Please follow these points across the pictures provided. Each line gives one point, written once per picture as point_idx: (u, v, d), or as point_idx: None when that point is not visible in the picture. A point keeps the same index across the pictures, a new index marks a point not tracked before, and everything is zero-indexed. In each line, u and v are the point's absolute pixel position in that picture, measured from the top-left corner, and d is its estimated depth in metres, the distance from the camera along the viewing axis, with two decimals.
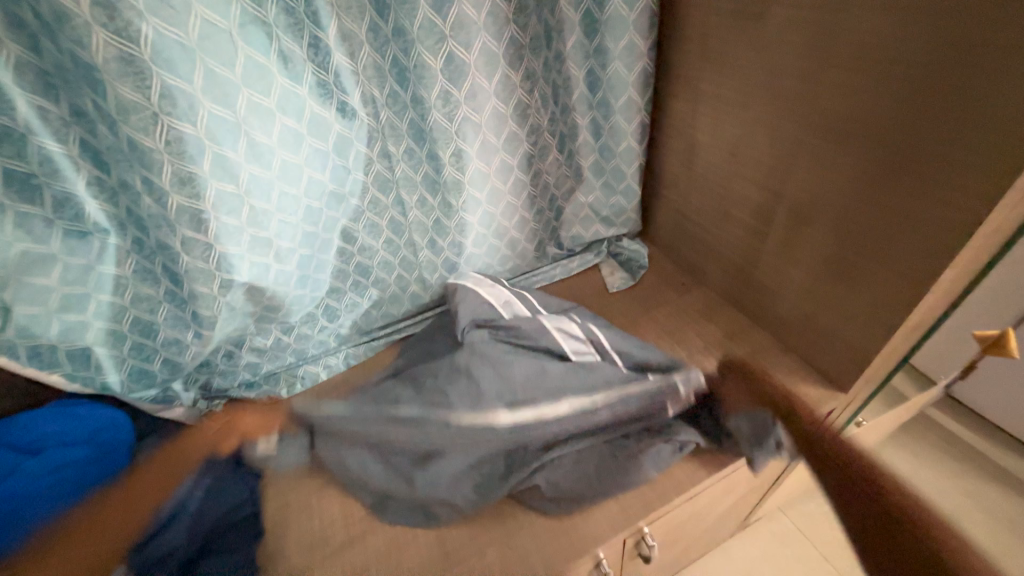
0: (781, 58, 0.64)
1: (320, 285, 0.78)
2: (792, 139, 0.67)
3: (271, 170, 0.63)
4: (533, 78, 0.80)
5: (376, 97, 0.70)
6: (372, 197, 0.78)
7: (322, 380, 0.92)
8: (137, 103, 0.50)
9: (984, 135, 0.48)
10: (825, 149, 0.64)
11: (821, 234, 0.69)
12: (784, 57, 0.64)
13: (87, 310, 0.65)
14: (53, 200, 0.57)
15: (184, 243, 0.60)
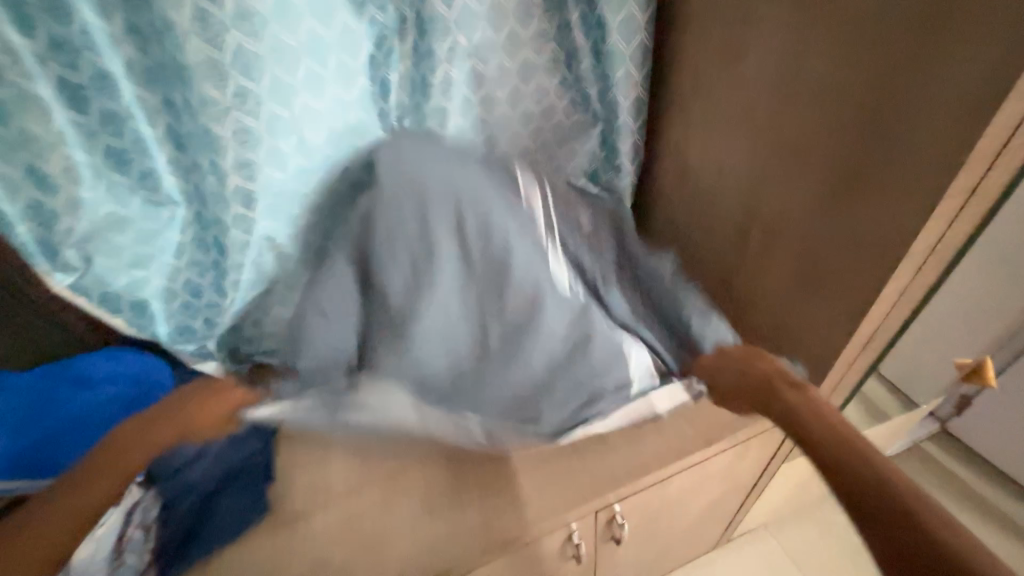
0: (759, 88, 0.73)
1: None
2: (766, 163, 0.75)
3: (316, 160, 0.77)
4: (543, 93, 0.87)
5: (405, 105, 0.82)
6: None
7: None
8: (217, 99, 0.62)
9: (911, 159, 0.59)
10: (790, 172, 0.72)
11: (786, 251, 0.77)
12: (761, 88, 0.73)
13: (152, 268, 0.75)
14: (139, 173, 0.68)
15: (236, 219, 0.73)
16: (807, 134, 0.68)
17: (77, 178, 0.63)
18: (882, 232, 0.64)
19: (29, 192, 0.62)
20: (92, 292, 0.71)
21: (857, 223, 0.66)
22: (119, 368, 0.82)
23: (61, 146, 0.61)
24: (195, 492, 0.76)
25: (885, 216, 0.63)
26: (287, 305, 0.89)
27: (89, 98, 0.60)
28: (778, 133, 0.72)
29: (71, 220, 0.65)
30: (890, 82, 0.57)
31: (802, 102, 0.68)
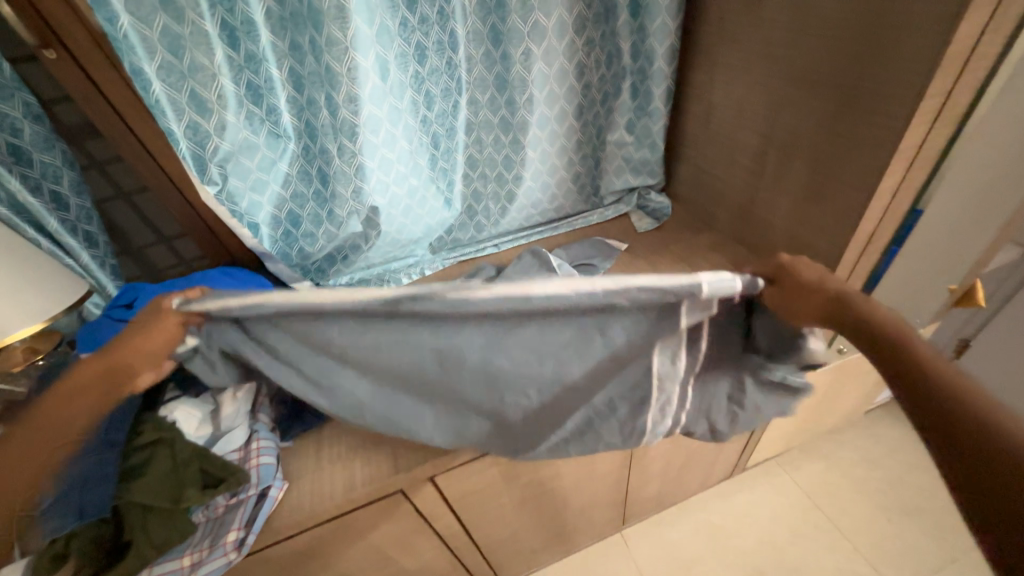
0: (774, 34, 0.88)
1: (421, 196, 1.06)
2: (782, 93, 0.90)
3: (403, 102, 0.91)
4: (591, 44, 1.03)
5: (473, 55, 0.96)
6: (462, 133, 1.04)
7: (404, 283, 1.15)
8: (339, 40, 0.76)
9: (897, 84, 0.73)
10: (801, 98, 0.87)
11: (796, 168, 0.94)
12: (777, 34, 0.88)
13: (265, 194, 0.91)
14: (268, 107, 0.83)
15: (341, 150, 0.89)
16: (817, 62, 0.83)
17: (226, 105, 0.77)
18: (875, 138, 0.79)
19: (190, 114, 0.76)
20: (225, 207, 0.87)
21: (855, 133, 0.81)
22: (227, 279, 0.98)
23: (218, 76, 0.75)
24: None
25: (873, 132, 0.79)
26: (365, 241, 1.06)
27: (240, 38, 0.76)
28: (790, 65, 0.87)
29: (216, 140, 0.80)
30: (878, 19, 0.72)
31: (810, 37, 0.82)
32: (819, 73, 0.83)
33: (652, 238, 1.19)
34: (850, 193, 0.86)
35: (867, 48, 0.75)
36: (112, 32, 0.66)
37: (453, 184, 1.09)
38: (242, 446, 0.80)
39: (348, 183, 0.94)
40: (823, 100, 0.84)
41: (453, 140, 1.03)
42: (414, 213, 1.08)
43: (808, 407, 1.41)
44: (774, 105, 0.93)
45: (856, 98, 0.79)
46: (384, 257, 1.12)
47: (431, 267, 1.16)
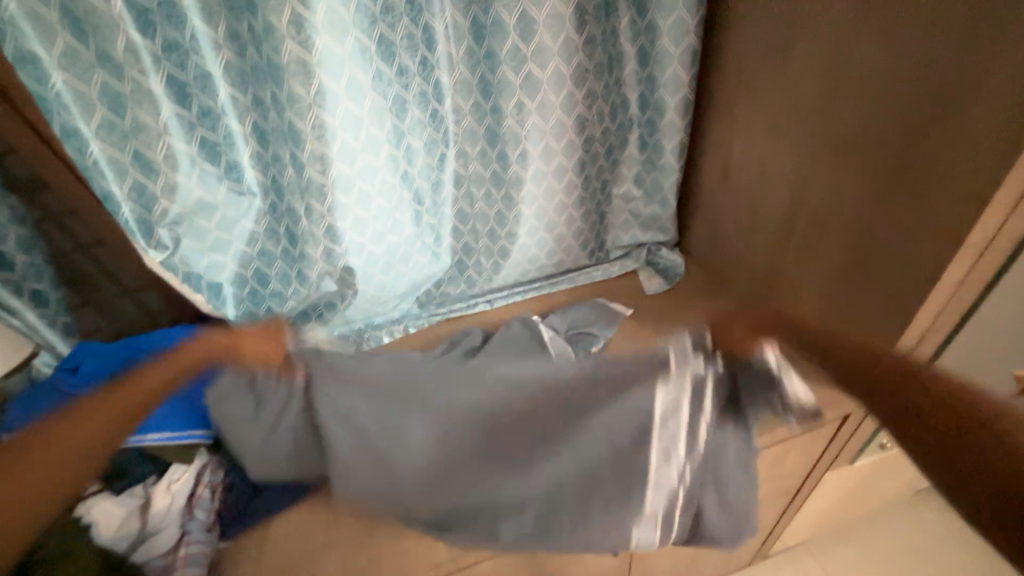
0: (802, 87, 0.76)
1: (405, 254, 0.95)
2: (816, 155, 0.77)
3: (380, 158, 0.82)
4: (594, 96, 0.93)
5: (462, 106, 0.87)
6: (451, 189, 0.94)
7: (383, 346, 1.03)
8: (301, 96, 0.69)
9: (966, 145, 0.60)
10: (838, 163, 0.74)
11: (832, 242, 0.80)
12: (806, 87, 0.76)
13: (227, 253, 0.82)
14: (227, 165, 0.76)
15: (308, 209, 0.79)
16: (855, 125, 0.70)
17: (176, 165, 0.71)
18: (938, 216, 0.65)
19: (134, 174, 0.70)
20: (177, 270, 0.78)
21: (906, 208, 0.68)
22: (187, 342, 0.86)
23: (165, 136, 0.69)
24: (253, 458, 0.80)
25: (941, 200, 0.64)
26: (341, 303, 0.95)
27: (191, 94, 0.69)
28: (822, 126, 0.75)
29: (166, 202, 0.73)
30: (934, 70, 0.60)
31: (846, 96, 0.70)
32: (862, 129, 0.70)
33: (662, 304, 1.06)
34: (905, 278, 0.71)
35: (922, 105, 0.62)
36: (42, 91, 0.61)
37: (440, 239, 0.98)
38: (166, 552, 0.70)
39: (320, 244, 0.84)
40: (869, 158, 0.70)
41: (440, 195, 0.93)
42: (394, 270, 0.96)
43: (842, 497, 1.23)
44: (807, 169, 0.79)
45: (914, 158, 0.65)
46: (363, 318, 1.01)
47: (415, 326, 1.04)
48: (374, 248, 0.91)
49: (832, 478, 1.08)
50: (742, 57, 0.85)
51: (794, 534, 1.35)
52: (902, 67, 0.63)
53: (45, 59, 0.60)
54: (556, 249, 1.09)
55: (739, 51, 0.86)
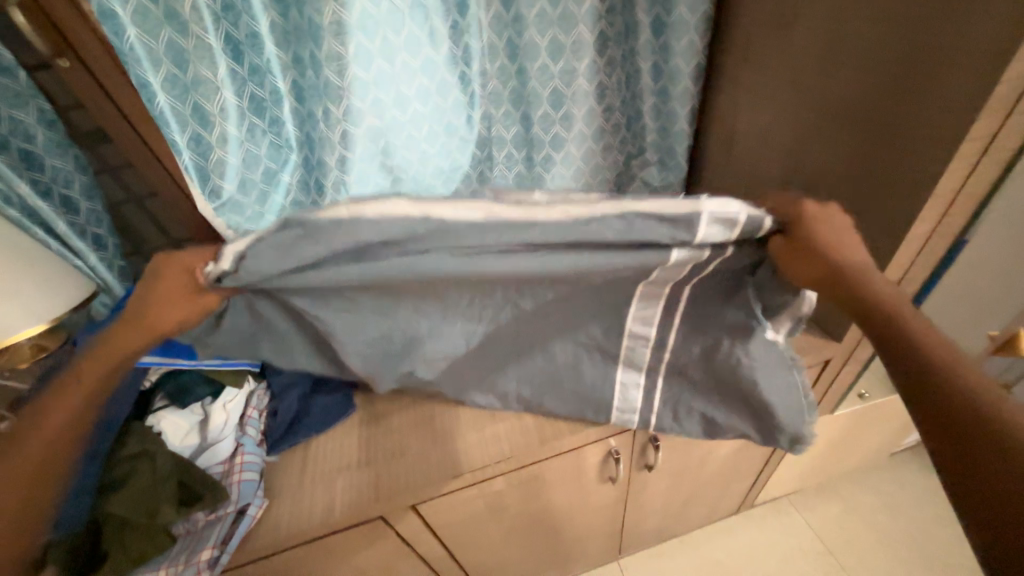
0: (804, 52, 0.82)
1: None
2: (811, 124, 0.84)
3: (405, 114, 0.89)
4: (612, 65, 0.99)
5: (488, 71, 0.93)
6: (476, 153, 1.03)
7: None
8: (339, 54, 0.76)
9: (968, 79, 0.62)
10: (836, 132, 0.80)
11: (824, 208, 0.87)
12: (807, 52, 0.81)
13: (267, 204, 0.91)
14: (271, 119, 0.84)
15: (340, 161, 0.89)
16: (849, 96, 0.77)
17: (228, 117, 0.78)
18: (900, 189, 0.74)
19: (193, 125, 0.77)
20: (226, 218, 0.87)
21: (879, 183, 0.76)
22: None
23: (219, 88, 0.75)
24: (295, 389, 0.91)
25: (940, 133, 0.67)
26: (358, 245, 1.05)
27: (245, 51, 0.76)
28: (819, 97, 0.81)
29: (220, 152, 0.80)
30: (934, 16, 0.63)
31: (847, 66, 0.76)
32: (862, 77, 0.74)
33: None
34: (880, 233, 0.79)
35: (921, 46, 0.65)
36: (119, 44, 0.67)
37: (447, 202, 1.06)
38: (225, 460, 0.80)
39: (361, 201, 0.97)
40: (872, 105, 0.74)
41: (464, 154, 1.00)
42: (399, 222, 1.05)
43: (827, 449, 1.33)
44: (806, 136, 0.86)
45: (918, 99, 0.68)
46: None
47: None
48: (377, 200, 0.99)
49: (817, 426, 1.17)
50: (752, 28, 0.90)
51: (779, 483, 1.47)
52: (900, 21, 0.67)
53: (122, 14, 0.66)
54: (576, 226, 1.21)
55: (748, 22, 0.91)
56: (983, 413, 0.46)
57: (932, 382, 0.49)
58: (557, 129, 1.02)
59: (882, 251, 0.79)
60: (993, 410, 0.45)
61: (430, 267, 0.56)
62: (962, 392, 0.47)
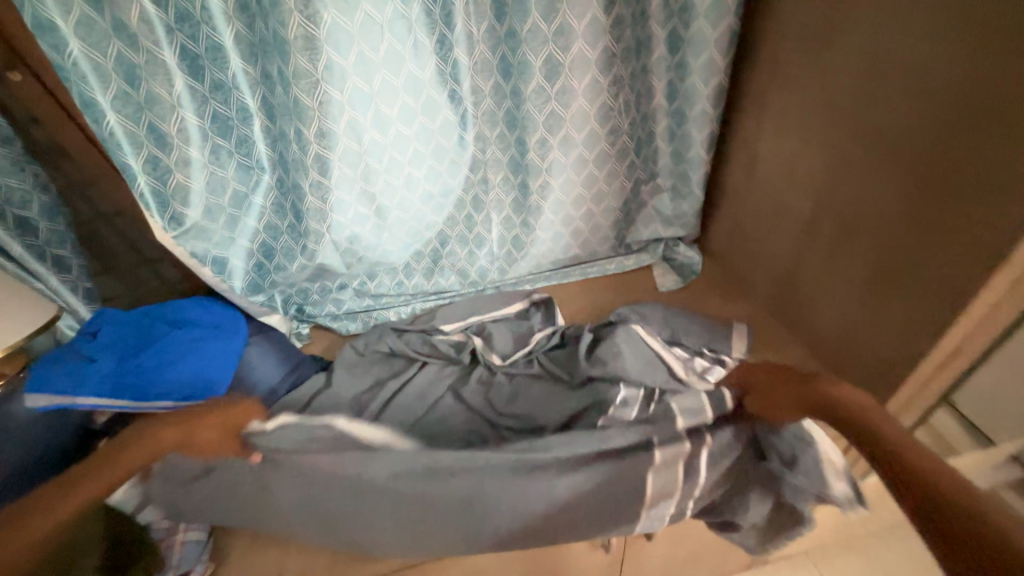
0: (839, 75, 0.70)
1: (415, 235, 0.98)
2: (846, 159, 0.72)
3: (387, 137, 0.81)
4: (619, 84, 0.88)
5: (481, 89, 0.84)
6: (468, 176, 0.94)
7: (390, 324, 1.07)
8: (308, 71, 0.69)
9: None
10: (877, 170, 0.68)
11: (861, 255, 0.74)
12: (843, 75, 0.70)
13: (237, 230, 0.84)
14: (238, 139, 0.77)
15: (313, 185, 0.81)
16: (892, 129, 0.65)
17: (188, 139, 0.71)
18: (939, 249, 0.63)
19: (149, 148, 0.70)
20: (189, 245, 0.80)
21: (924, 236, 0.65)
22: (203, 315, 0.91)
23: (178, 109, 0.69)
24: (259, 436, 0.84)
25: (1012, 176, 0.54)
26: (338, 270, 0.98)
27: (202, 65, 0.68)
28: (856, 130, 0.70)
29: (180, 176, 0.73)
30: (999, 36, 0.52)
31: (894, 95, 0.63)
32: (909, 107, 0.62)
33: (678, 302, 1.03)
34: (930, 292, 0.65)
35: (986, 72, 0.54)
36: (59, 60, 0.61)
37: (434, 227, 0.98)
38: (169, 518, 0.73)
39: (341, 228, 0.89)
40: (922, 142, 0.62)
41: (454, 177, 0.92)
42: (382, 250, 0.97)
43: None
44: (841, 173, 0.74)
45: (978, 135, 0.56)
46: (371, 297, 1.07)
47: (423, 306, 1.09)
48: (358, 228, 0.91)
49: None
50: (778, 46, 0.79)
51: None
52: (959, 43, 0.55)
53: (64, 28, 0.60)
54: (578, 254, 1.11)
55: (778, 38, 0.79)
56: (921, 477, 0.48)
57: (896, 467, 0.50)
58: (554, 157, 0.93)
59: (934, 313, 0.66)
60: (924, 472, 0.48)
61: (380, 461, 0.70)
62: (949, 483, 0.47)
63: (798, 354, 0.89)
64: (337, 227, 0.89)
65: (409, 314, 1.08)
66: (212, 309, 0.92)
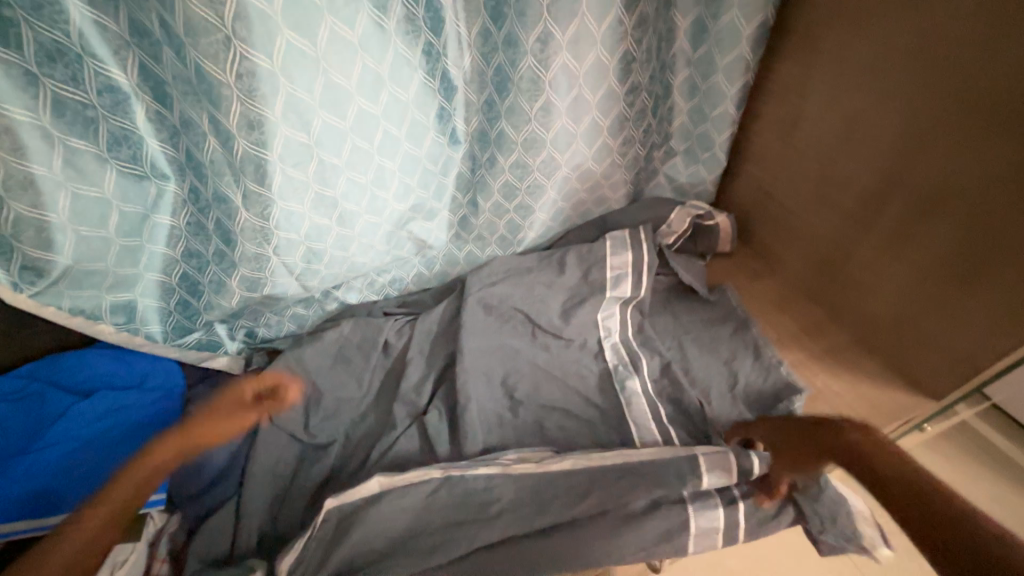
0: (928, 24, 0.59)
1: (401, 243, 0.79)
2: (920, 123, 0.63)
3: (345, 120, 0.58)
4: (644, 25, 0.69)
5: (464, 36, 0.62)
6: (470, 152, 0.74)
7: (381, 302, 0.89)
8: (208, 25, 0.46)
9: None
10: (961, 128, 0.60)
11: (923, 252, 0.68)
12: (935, 28, 0.59)
13: (140, 263, 0.64)
14: (110, 137, 0.53)
15: (246, 199, 0.59)
16: (974, 91, 0.57)
17: (22, 149, 0.50)
18: (1017, 231, 0.58)
19: None
20: (61, 301, 0.63)
21: (1006, 243, 0.59)
22: (121, 372, 0.72)
23: None
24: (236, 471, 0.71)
25: None
26: (308, 277, 0.73)
27: (15, 20, 0.44)
28: (991, 69, 0.55)
29: (12, 203, 0.52)
30: None
31: (989, 65, 0.55)
32: (993, 78, 0.55)
33: (718, 266, 0.94)
34: (1004, 275, 0.61)
35: None
36: None
37: (436, 214, 0.79)
38: None
39: (295, 244, 0.68)
40: (998, 126, 0.56)
41: (438, 166, 0.72)
42: (351, 263, 0.76)
43: None
44: (930, 133, 0.63)
45: None
46: (340, 299, 0.85)
47: (399, 287, 0.90)
48: (318, 244, 0.70)
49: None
50: None
51: None
52: None
53: None
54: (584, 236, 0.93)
55: None
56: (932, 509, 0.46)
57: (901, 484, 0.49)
58: (559, 124, 0.72)
59: (1006, 312, 0.62)
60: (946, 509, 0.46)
61: (335, 377, 0.78)
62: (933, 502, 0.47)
63: (840, 341, 0.82)
64: (285, 242, 0.67)
65: (410, 280, 0.89)
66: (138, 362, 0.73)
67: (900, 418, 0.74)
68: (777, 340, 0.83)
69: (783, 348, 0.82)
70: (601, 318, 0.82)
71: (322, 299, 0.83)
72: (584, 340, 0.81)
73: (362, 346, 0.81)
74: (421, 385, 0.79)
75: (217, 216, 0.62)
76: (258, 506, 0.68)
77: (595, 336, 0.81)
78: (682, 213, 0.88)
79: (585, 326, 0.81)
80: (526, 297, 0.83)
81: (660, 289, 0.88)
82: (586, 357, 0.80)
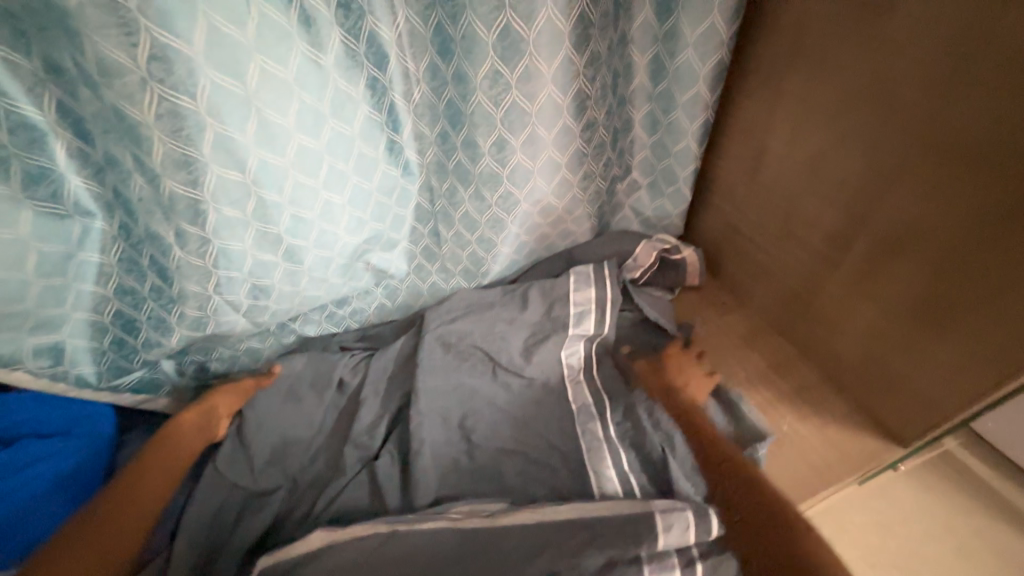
0: (885, 67, 0.59)
1: (359, 276, 0.76)
2: (882, 164, 0.62)
3: (285, 156, 0.56)
4: (597, 63, 0.68)
5: (410, 71, 0.61)
6: (427, 183, 0.72)
7: (340, 334, 0.86)
8: (123, 66, 0.44)
9: None
10: (922, 171, 0.59)
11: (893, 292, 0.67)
12: (892, 71, 0.58)
13: (66, 302, 0.60)
14: (27, 175, 0.50)
15: (179, 237, 0.56)
16: (934, 134, 0.56)
17: None
18: (984, 275, 0.56)
19: None
20: None
21: (973, 287, 0.58)
22: (49, 417, 0.67)
23: None
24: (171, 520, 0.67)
25: None
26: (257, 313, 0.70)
27: None
28: (950, 114, 0.54)
29: None
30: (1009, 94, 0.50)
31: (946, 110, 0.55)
32: (952, 122, 0.54)
33: (686, 299, 0.92)
34: (974, 320, 0.59)
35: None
36: None
37: (395, 245, 0.76)
38: None
39: (238, 282, 0.64)
40: (959, 170, 0.55)
41: (392, 198, 0.70)
42: (303, 297, 0.73)
43: None
44: (894, 175, 0.61)
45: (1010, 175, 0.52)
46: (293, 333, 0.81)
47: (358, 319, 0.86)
48: (265, 280, 0.66)
49: (872, 537, 0.85)
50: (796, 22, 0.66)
51: None
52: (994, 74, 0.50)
53: None
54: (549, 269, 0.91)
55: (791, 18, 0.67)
56: None
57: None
58: (516, 159, 0.71)
59: (977, 357, 0.60)
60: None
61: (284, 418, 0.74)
62: None
63: (810, 379, 0.80)
64: (229, 278, 0.63)
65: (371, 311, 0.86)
66: (68, 406, 0.69)
67: (873, 463, 0.72)
68: (746, 379, 0.80)
69: (751, 388, 0.79)
70: (564, 356, 0.79)
71: (274, 333, 0.80)
72: (544, 379, 0.78)
73: (314, 384, 0.77)
74: (373, 427, 0.75)
75: (149, 254, 0.59)
76: (186, 565, 0.63)
77: (556, 375, 0.78)
78: (649, 247, 0.87)
79: (546, 364, 0.78)
80: (486, 333, 0.80)
81: (625, 325, 0.85)
82: (546, 397, 0.76)
